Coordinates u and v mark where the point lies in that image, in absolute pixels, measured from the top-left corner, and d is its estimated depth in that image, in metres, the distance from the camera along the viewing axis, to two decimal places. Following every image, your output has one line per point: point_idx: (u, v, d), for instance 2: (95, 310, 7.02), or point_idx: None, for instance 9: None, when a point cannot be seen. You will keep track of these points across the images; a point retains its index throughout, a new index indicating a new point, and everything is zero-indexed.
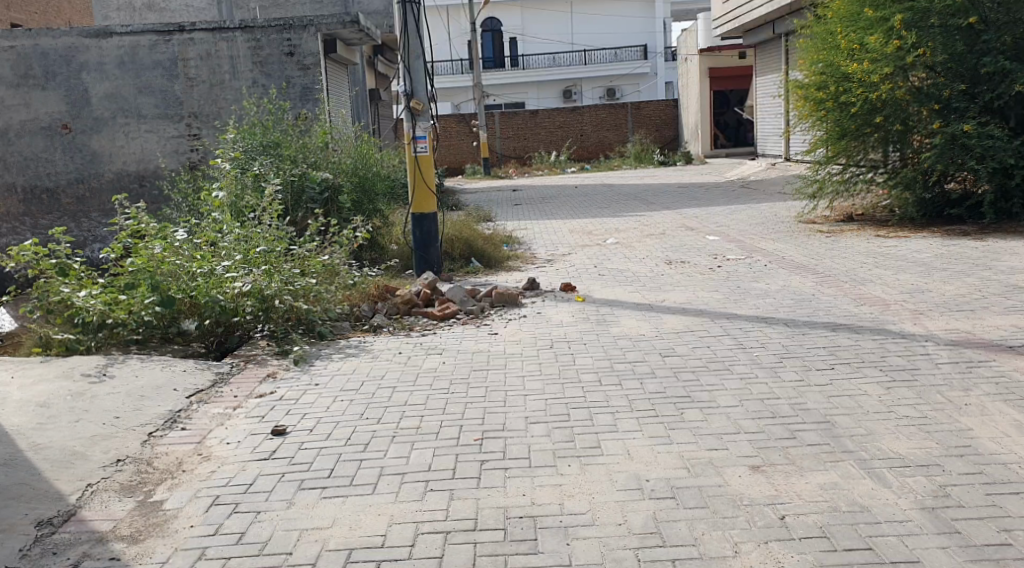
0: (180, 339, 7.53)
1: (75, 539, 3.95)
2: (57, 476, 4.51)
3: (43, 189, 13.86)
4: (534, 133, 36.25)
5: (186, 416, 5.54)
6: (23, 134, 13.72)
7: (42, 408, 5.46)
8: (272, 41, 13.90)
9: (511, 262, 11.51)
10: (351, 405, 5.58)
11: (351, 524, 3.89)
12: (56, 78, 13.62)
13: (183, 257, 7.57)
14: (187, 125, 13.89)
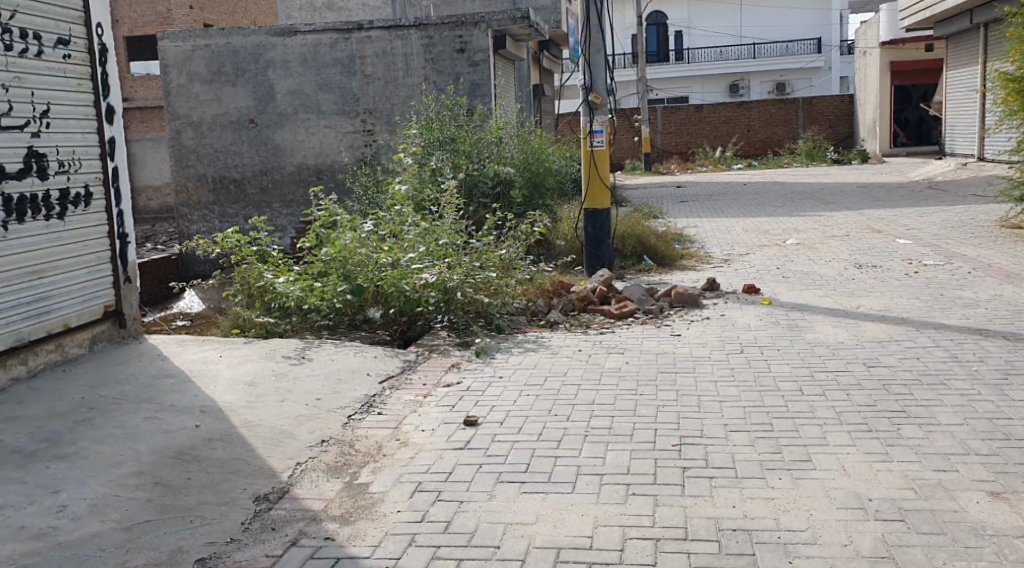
0: (366, 327, 7.62)
1: (292, 516, 4.17)
2: (268, 452, 4.77)
3: (231, 180, 14.69)
4: (698, 128, 35.54)
5: (381, 401, 5.67)
6: (215, 128, 14.58)
7: (249, 386, 5.73)
8: (444, 39, 13.92)
9: (687, 262, 11.20)
10: (539, 400, 5.55)
11: (556, 522, 3.91)
12: (246, 75, 14.37)
13: (371, 248, 7.77)
14: (362, 121, 14.19)
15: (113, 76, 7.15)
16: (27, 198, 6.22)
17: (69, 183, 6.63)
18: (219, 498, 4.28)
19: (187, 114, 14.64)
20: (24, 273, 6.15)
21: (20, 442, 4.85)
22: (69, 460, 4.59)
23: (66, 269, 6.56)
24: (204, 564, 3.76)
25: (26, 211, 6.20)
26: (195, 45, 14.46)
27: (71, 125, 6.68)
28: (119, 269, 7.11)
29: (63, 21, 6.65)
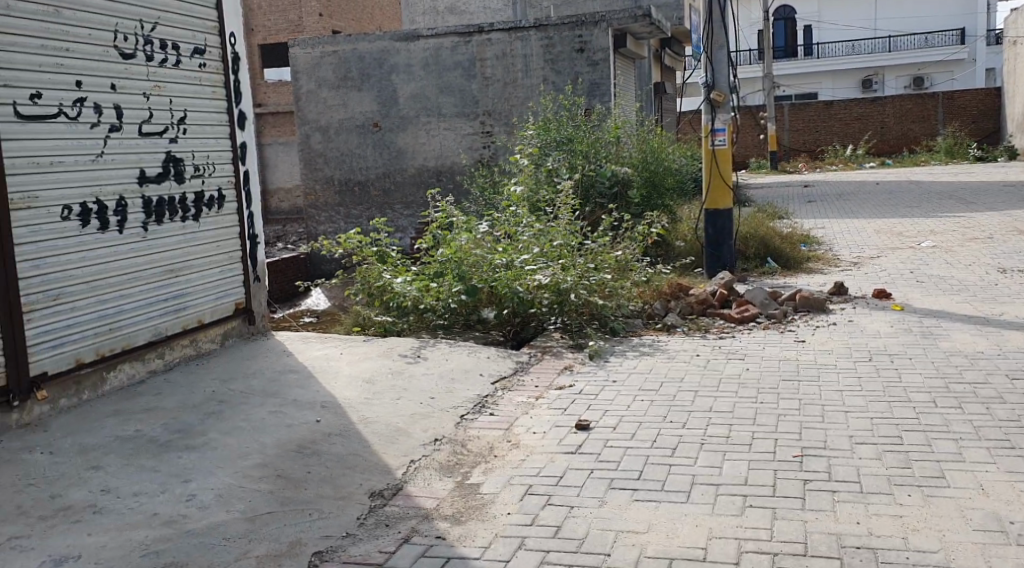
0: (480, 327, 7.68)
1: (405, 513, 4.21)
2: (384, 449, 4.84)
3: (356, 182, 15.07)
4: (827, 126, 34.33)
5: (494, 402, 5.68)
6: (341, 132, 15.00)
7: (368, 384, 5.85)
8: (564, 39, 13.82)
9: (813, 264, 10.80)
10: (653, 405, 5.43)
11: (668, 532, 3.82)
12: (371, 80, 14.72)
13: (486, 249, 7.82)
14: (481, 123, 14.29)
15: (244, 83, 7.45)
16: (166, 200, 6.53)
17: (203, 186, 6.94)
18: (336, 492, 4.36)
19: (315, 119, 15.12)
20: (163, 272, 6.46)
21: (154, 432, 5.09)
22: (198, 451, 4.78)
23: (202, 268, 6.87)
24: (320, 557, 3.84)
25: (165, 213, 6.51)
26: (323, 52, 14.90)
27: (206, 131, 6.99)
28: (248, 269, 7.39)
29: (200, 31, 6.95)
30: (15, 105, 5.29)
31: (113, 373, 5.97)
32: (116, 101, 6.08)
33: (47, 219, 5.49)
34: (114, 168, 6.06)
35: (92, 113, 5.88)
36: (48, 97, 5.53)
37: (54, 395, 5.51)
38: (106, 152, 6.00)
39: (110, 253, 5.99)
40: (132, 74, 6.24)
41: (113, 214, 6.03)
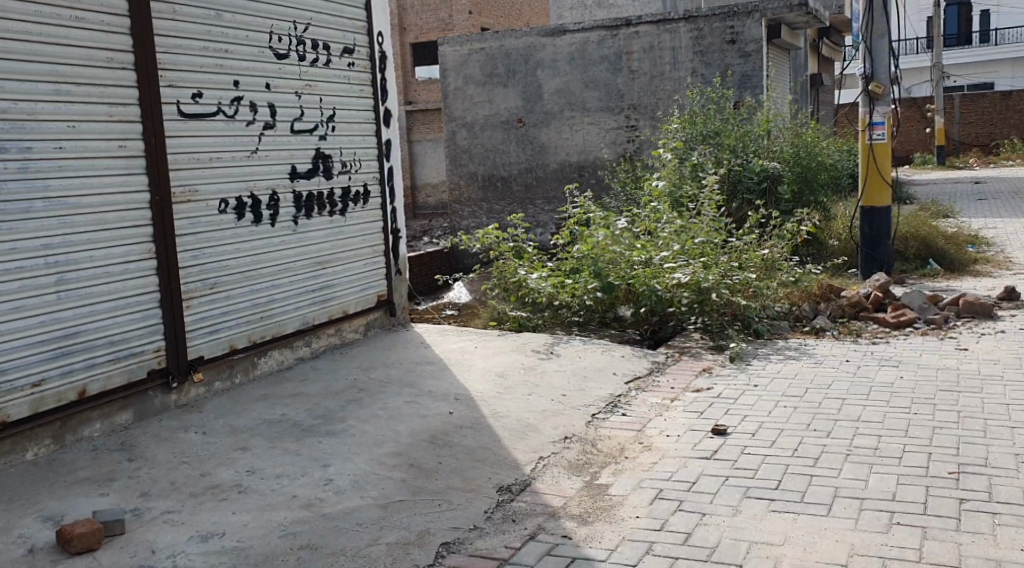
0: (616, 325, 7.61)
1: (531, 510, 4.19)
2: (514, 445, 4.85)
3: (499, 177, 15.19)
4: (1005, 118, 31.93)
5: (627, 401, 5.59)
6: (486, 128, 15.17)
7: (501, 378, 5.89)
8: (714, 30, 13.41)
9: (982, 267, 10.09)
10: (796, 412, 5.20)
11: (806, 546, 3.64)
12: (516, 76, 14.82)
13: (623, 245, 7.73)
14: (626, 117, 14.09)
15: (390, 82, 7.65)
16: (314, 195, 6.77)
17: (350, 182, 7.16)
18: (466, 484, 4.39)
19: (462, 115, 15.37)
20: (311, 263, 6.72)
21: (297, 417, 5.29)
22: (336, 437, 4.93)
23: (347, 260, 7.11)
24: (448, 548, 3.85)
25: (314, 208, 6.76)
26: (472, 49, 15.11)
27: (354, 128, 7.22)
28: (391, 262, 7.61)
29: (350, 32, 7.18)
30: (179, 104, 5.61)
31: (263, 359, 6.26)
32: (270, 100, 6.35)
33: (206, 211, 5.80)
34: (267, 164, 6.34)
35: (248, 112, 6.16)
36: (208, 96, 5.83)
37: (209, 378, 5.82)
38: (261, 149, 6.28)
39: (262, 245, 6.27)
40: (285, 73, 6.50)
41: (266, 208, 6.31)
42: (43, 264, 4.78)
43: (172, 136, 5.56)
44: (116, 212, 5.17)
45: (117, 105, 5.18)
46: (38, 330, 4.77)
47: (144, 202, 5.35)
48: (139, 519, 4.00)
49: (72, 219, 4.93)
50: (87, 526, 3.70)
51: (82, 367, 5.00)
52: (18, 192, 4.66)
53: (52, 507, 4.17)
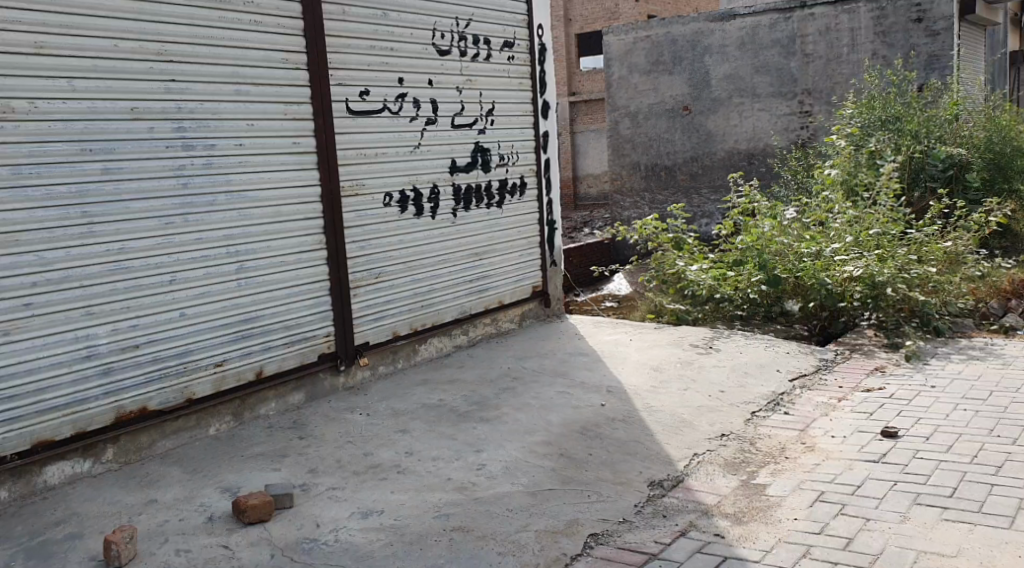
0: (782, 320, 7.26)
1: (684, 507, 4.11)
2: (668, 440, 4.78)
3: (663, 167, 14.56)
4: None
5: (790, 401, 5.38)
6: (650, 117, 14.59)
7: (655, 372, 5.83)
8: (898, 8, 12.38)
9: None
10: (977, 416, 4.85)
11: (982, 561, 3.41)
12: (683, 63, 14.16)
13: (791, 236, 7.46)
14: (801, 103, 13.27)
15: (549, 74, 7.69)
16: (473, 188, 6.92)
17: (508, 175, 7.27)
18: (617, 477, 4.36)
19: (625, 105, 14.79)
20: (470, 254, 6.88)
21: (454, 403, 5.44)
22: (490, 424, 5.03)
23: (504, 251, 7.23)
24: (597, 539, 3.82)
25: (472, 201, 6.91)
26: (638, 36, 14.53)
27: (513, 121, 7.31)
28: (546, 254, 7.68)
29: (510, 25, 7.27)
30: (348, 102, 5.87)
31: (423, 346, 6.48)
32: (432, 96, 6.54)
33: (371, 204, 6.04)
34: (429, 159, 6.53)
35: (412, 108, 6.37)
36: (375, 94, 6.07)
37: (373, 362, 6.08)
38: (422, 144, 6.47)
39: (424, 236, 6.48)
40: (448, 69, 6.66)
41: (427, 201, 6.51)
42: (224, 253, 5.13)
43: (341, 133, 5.82)
44: (289, 205, 5.48)
45: (291, 104, 5.48)
46: (221, 315, 5.13)
47: (315, 195, 5.64)
48: (306, 494, 4.24)
49: (251, 212, 5.27)
50: (260, 499, 3.95)
51: (259, 350, 5.34)
52: (203, 186, 5.02)
53: (230, 479, 4.49)
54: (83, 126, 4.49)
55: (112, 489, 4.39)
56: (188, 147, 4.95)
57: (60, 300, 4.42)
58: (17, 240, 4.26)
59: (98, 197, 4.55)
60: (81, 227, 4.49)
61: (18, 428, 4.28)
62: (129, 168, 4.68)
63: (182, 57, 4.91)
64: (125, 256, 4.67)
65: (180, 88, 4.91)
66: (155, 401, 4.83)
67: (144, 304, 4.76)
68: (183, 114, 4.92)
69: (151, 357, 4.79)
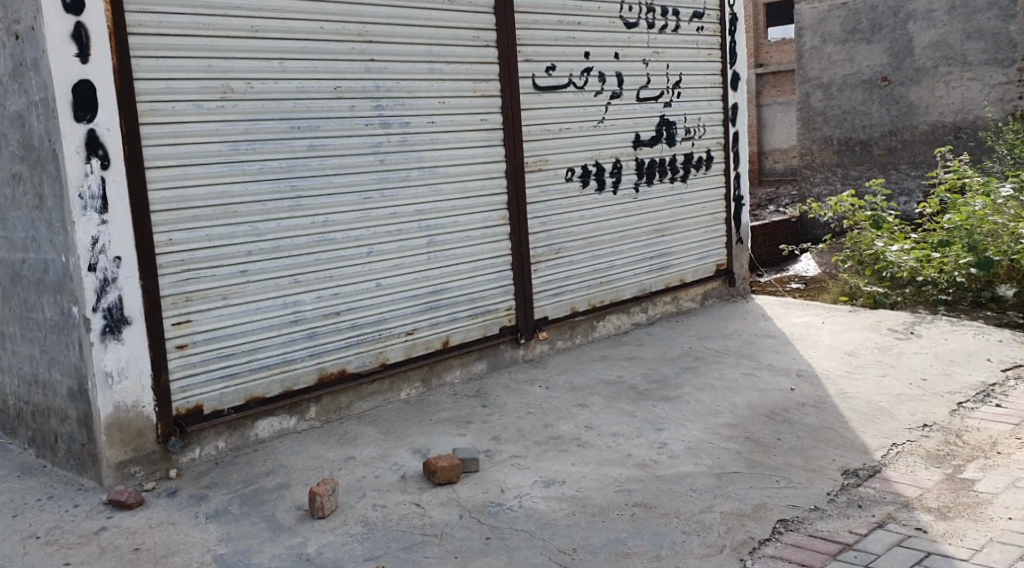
0: (993, 306, 6.73)
1: (881, 498, 3.91)
2: (863, 428, 4.57)
3: (858, 141, 13.80)
4: None
5: (1002, 392, 5.01)
6: (845, 88, 13.81)
7: (850, 356, 5.57)
8: None
9: None
10: None
11: None
12: (883, 30, 13.20)
13: (1006, 216, 6.92)
14: (1020, 71, 11.97)
15: (740, 44, 7.43)
16: (657, 162, 6.82)
17: (693, 148, 7.11)
18: (808, 464, 4.21)
19: (818, 76, 14.08)
20: (652, 231, 6.81)
21: (634, 379, 5.42)
22: (672, 402, 4.98)
23: (688, 228, 7.10)
24: (786, 525, 3.70)
25: (655, 175, 6.81)
26: (832, 4, 13.74)
27: (700, 94, 7.13)
28: (733, 231, 7.49)
29: None
30: (534, 78, 5.91)
31: (603, 322, 6.49)
32: (618, 69, 6.48)
33: (555, 179, 6.09)
34: (614, 133, 6.49)
35: (597, 82, 6.34)
36: (561, 69, 6.08)
37: (553, 336, 6.15)
38: (607, 118, 6.44)
39: (607, 212, 6.47)
40: (635, 42, 6.58)
41: (610, 175, 6.48)
42: (417, 227, 5.33)
43: (528, 109, 5.89)
44: (477, 181, 5.61)
45: (481, 81, 5.59)
46: (412, 286, 5.34)
47: (501, 171, 5.74)
48: (490, 461, 4.35)
49: (442, 187, 5.44)
50: (448, 461, 4.10)
51: (446, 320, 5.53)
52: (399, 162, 5.23)
53: (419, 442, 4.68)
54: (292, 105, 4.77)
55: (313, 445, 4.68)
56: (385, 125, 5.16)
57: (271, 268, 4.73)
58: (235, 212, 4.58)
59: (305, 172, 4.83)
60: (289, 199, 4.78)
61: (234, 384, 4.63)
62: (333, 144, 4.94)
63: (381, 38, 5.11)
64: (328, 228, 4.94)
65: (379, 67, 5.11)
66: (352, 364, 5.11)
67: (344, 275, 5.02)
68: (382, 93, 5.13)
69: (350, 324, 5.07)
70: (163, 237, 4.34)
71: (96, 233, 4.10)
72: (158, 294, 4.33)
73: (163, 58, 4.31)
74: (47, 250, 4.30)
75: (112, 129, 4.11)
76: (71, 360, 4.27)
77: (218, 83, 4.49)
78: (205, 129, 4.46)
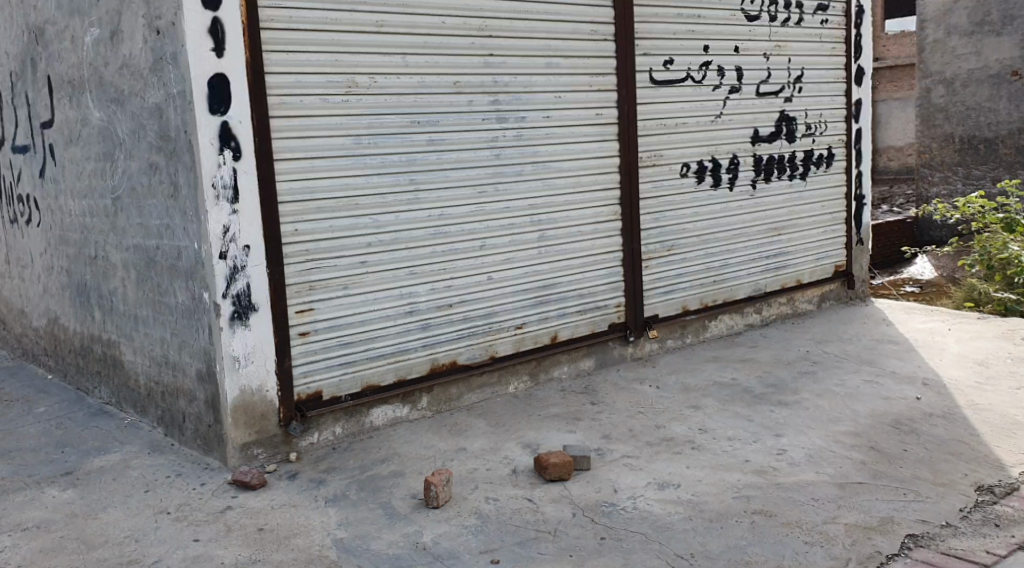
0: None
1: (1019, 517, 3.72)
2: (996, 443, 4.35)
3: (983, 139, 12.25)
4: None
5: None
6: (970, 83, 12.26)
7: (980, 366, 5.32)
8: None
9: None
10: None
11: None
12: (1016, 21, 11.66)
13: None
14: None
15: (866, 37, 7.14)
16: (776, 159, 6.64)
17: (813, 145, 6.89)
18: (937, 478, 4.03)
19: (939, 71, 12.56)
20: (768, 229, 6.64)
21: (749, 382, 5.30)
22: (789, 408, 4.84)
23: (805, 228, 6.89)
24: (915, 541, 3.56)
25: (773, 172, 6.63)
26: None
27: (823, 89, 6.91)
28: (852, 231, 7.22)
29: None
30: (652, 72, 5.83)
31: (715, 322, 6.36)
32: (738, 63, 6.33)
33: (669, 175, 5.99)
34: (731, 129, 6.35)
35: (716, 76, 6.21)
36: (679, 63, 5.98)
37: (663, 335, 6.06)
38: (725, 113, 6.30)
39: (721, 209, 6.34)
40: (755, 35, 6.42)
41: (726, 171, 6.34)
42: (530, 222, 5.34)
43: (644, 104, 5.81)
44: (591, 176, 5.58)
45: (597, 76, 5.55)
46: (523, 280, 5.35)
47: (615, 166, 5.69)
48: (602, 459, 4.32)
49: (555, 182, 5.43)
50: (560, 458, 4.09)
51: (556, 315, 5.52)
52: (513, 158, 5.24)
53: (530, 436, 4.68)
54: (412, 100, 4.82)
55: (425, 435, 4.74)
56: (502, 119, 5.17)
57: (388, 259, 4.81)
58: (355, 204, 4.67)
59: (424, 166, 4.89)
60: (408, 192, 4.85)
61: (350, 372, 4.72)
62: (451, 139, 4.98)
63: (500, 32, 5.12)
64: (444, 221, 5.00)
65: (498, 62, 5.13)
66: (463, 356, 5.15)
67: (457, 267, 5.07)
68: (499, 87, 5.14)
69: (462, 316, 5.11)
70: (288, 227, 4.46)
71: (228, 222, 4.25)
72: (283, 282, 4.45)
73: (292, 53, 4.42)
74: (180, 238, 4.48)
75: (243, 121, 4.25)
76: (200, 343, 4.45)
77: (343, 77, 4.58)
78: (330, 123, 4.56)
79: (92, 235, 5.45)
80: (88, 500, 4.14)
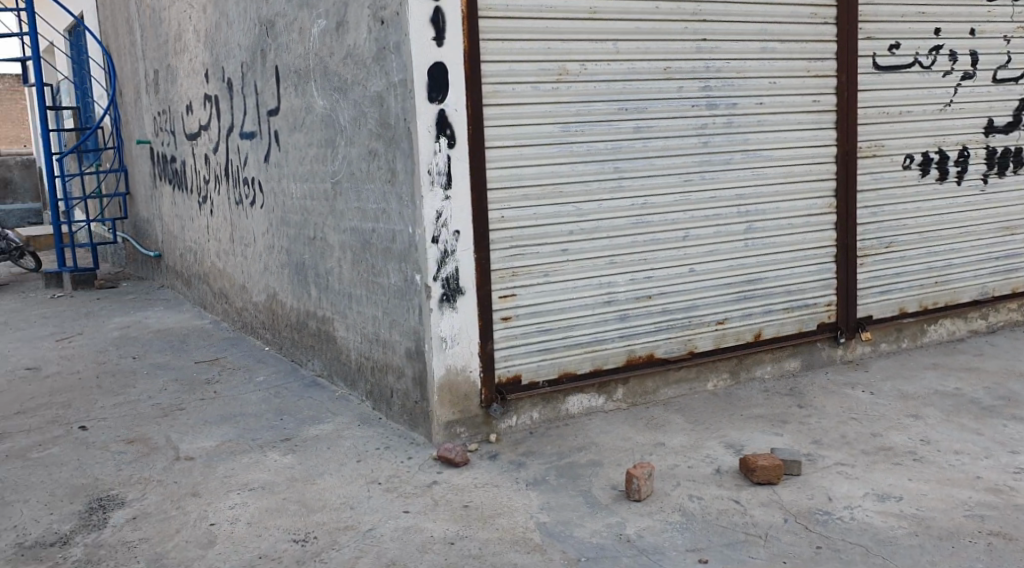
0: None
1: None
2: None
3: None
4: None
5: None
6: None
7: None
8: None
9: None
10: None
11: None
12: None
13: None
14: None
15: None
16: (1011, 151, 6.10)
17: None
18: None
19: None
20: (999, 228, 6.10)
21: (976, 394, 4.89)
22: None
23: None
24: None
25: (1008, 165, 6.09)
26: None
27: None
28: None
29: None
30: (875, 56, 5.49)
31: (933, 327, 5.92)
32: (972, 47, 5.85)
33: (890, 166, 5.63)
34: (962, 117, 5.88)
35: (947, 61, 5.77)
36: (906, 47, 5.59)
37: (876, 338, 5.70)
38: (955, 101, 5.84)
39: (946, 205, 5.88)
40: (994, 16, 5.90)
41: (954, 164, 5.88)
42: (736, 213, 5.15)
43: (864, 91, 5.47)
44: (803, 168, 5.32)
45: (815, 61, 5.28)
46: (727, 274, 5.18)
47: (830, 158, 5.40)
48: (813, 465, 4.11)
49: (764, 173, 5.21)
50: (768, 461, 3.92)
51: (761, 312, 5.31)
52: (722, 145, 5.07)
53: (733, 436, 4.53)
54: (622, 86, 4.77)
55: (624, 427, 4.69)
56: (712, 106, 5.02)
57: (590, 247, 4.78)
58: (560, 192, 4.67)
59: (629, 154, 4.83)
60: (612, 179, 4.80)
61: (549, 359, 4.74)
62: (658, 126, 4.89)
63: (715, 16, 4.96)
64: (647, 210, 4.91)
65: (711, 47, 4.98)
66: (661, 349, 5.05)
67: (659, 258, 4.98)
68: (711, 73, 5.00)
69: (662, 309, 5.02)
70: (495, 214, 4.53)
71: (441, 207, 4.35)
72: (489, 268, 4.52)
73: (507, 41, 4.46)
74: (395, 221, 4.64)
75: (458, 109, 4.34)
76: (411, 323, 4.60)
77: (555, 65, 4.58)
78: (540, 110, 4.58)
79: (311, 216, 5.76)
80: (306, 466, 4.37)
